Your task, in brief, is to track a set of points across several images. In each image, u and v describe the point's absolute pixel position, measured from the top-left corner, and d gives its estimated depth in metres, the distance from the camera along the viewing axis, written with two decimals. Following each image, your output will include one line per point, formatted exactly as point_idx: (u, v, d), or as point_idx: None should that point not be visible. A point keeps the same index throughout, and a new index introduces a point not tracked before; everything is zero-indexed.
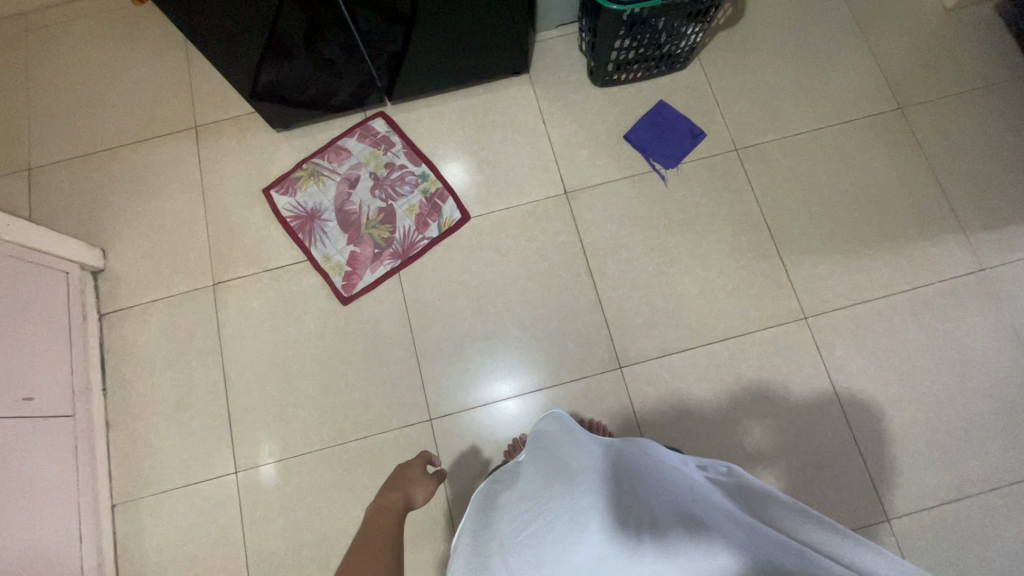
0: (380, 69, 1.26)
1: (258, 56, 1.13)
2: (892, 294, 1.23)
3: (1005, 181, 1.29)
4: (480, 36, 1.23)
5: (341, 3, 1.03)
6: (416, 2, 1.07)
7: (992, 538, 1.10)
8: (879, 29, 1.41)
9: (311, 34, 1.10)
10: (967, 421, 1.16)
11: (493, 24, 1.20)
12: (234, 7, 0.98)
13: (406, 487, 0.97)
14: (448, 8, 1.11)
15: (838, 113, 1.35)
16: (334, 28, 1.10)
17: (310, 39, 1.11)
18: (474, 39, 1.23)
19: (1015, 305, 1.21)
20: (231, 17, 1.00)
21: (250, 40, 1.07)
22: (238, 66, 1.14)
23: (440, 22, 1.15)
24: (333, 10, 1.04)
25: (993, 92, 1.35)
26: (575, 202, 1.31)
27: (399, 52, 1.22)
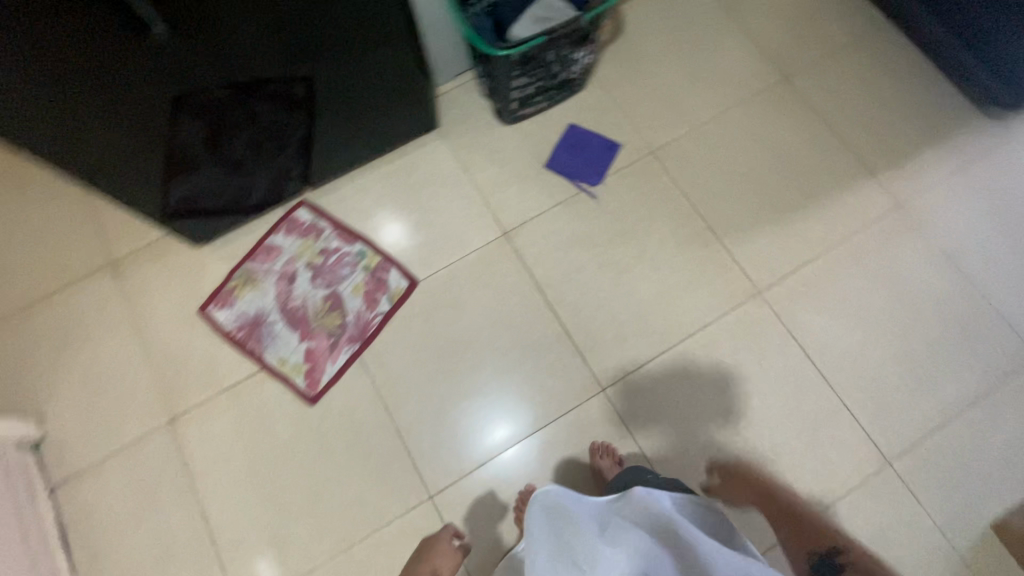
0: (291, 158, 1.24)
1: (162, 173, 1.10)
2: (831, 249, 1.29)
3: (894, 121, 1.39)
4: (381, 103, 1.24)
5: (235, 103, 1.02)
6: (310, 84, 1.07)
7: (982, 450, 1.15)
8: (746, 12, 1.51)
9: (212, 139, 1.08)
10: (930, 350, 1.22)
11: (390, 89, 1.21)
12: (123, 128, 0.96)
13: (432, 560, 1.04)
14: (344, 83, 1.12)
15: (734, 96, 1.42)
16: (234, 129, 1.08)
17: (212, 145, 1.09)
18: (376, 108, 1.24)
19: (936, 229, 1.30)
20: (123, 139, 0.98)
21: (149, 159, 1.05)
22: (144, 187, 1.11)
23: (339, 99, 1.16)
24: (228, 111, 1.03)
25: (859, 45, 1.46)
26: (515, 240, 1.32)
27: (306, 137, 1.21)
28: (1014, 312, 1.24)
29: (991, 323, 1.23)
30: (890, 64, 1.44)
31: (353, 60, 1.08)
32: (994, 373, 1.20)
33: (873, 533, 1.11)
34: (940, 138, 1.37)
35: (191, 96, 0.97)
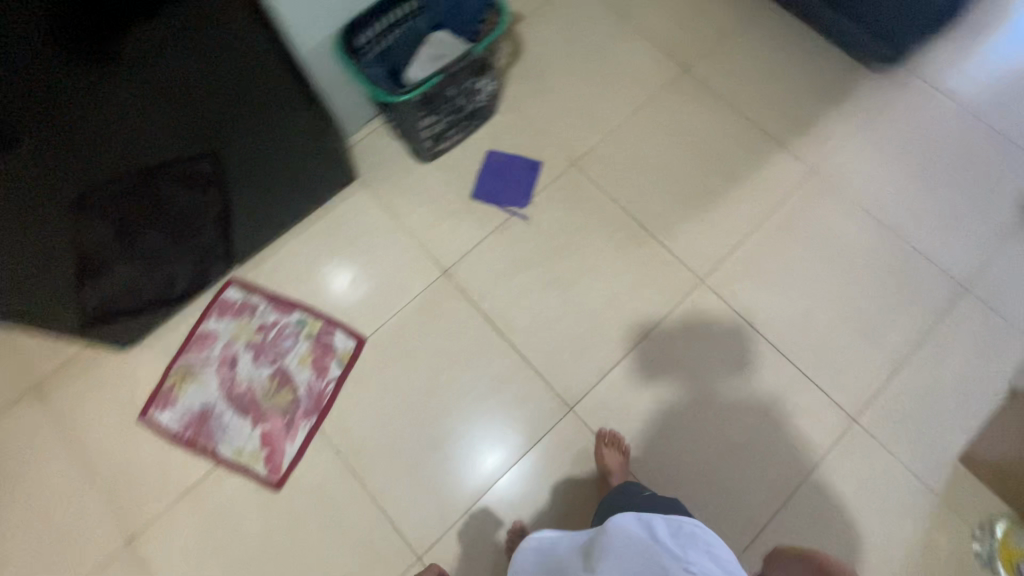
0: (211, 238, 1.20)
1: (75, 279, 1.03)
2: (760, 226, 1.33)
3: (794, 93, 1.44)
4: (292, 167, 1.20)
5: (144, 189, 0.97)
6: (218, 156, 1.03)
7: (936, 390, 1.19)
8: (637, 13, 1.55)
9: (125, 233, 1.02)
10: (869, 303, 1.26)
11: (299, 150, 1.18)
12: (27, 240, 0.89)
13: None
14: (247, 156, 1.08)
15: (641, 95, 1.45)
16: (147, 217, 1.03)
17: (126, 239, 1.03)
18: (287, 173, 1.21)
19: (851, 188, 1.35)
20: (27, 252, 0.92)
21: (58, 268, 0.98)
22: (53, 297, 1.04)
23: (248, 170, 1.12)
24: (139, 199, 0.98)
25: (747, 27, 1.51)
26: (456, 277, 1.30)
27: (223, 212, 1.16)
28: (937, 252, 1.30)
29: (918, 266, 1.29)
30: (779, 39, 1.49)
31: (254, 129, 1.04)
32: (931, 313, 1.25)
33: (853, 492, 1.14)
34: (838, 100, 1.43)
35: (98, 193, 0.91)
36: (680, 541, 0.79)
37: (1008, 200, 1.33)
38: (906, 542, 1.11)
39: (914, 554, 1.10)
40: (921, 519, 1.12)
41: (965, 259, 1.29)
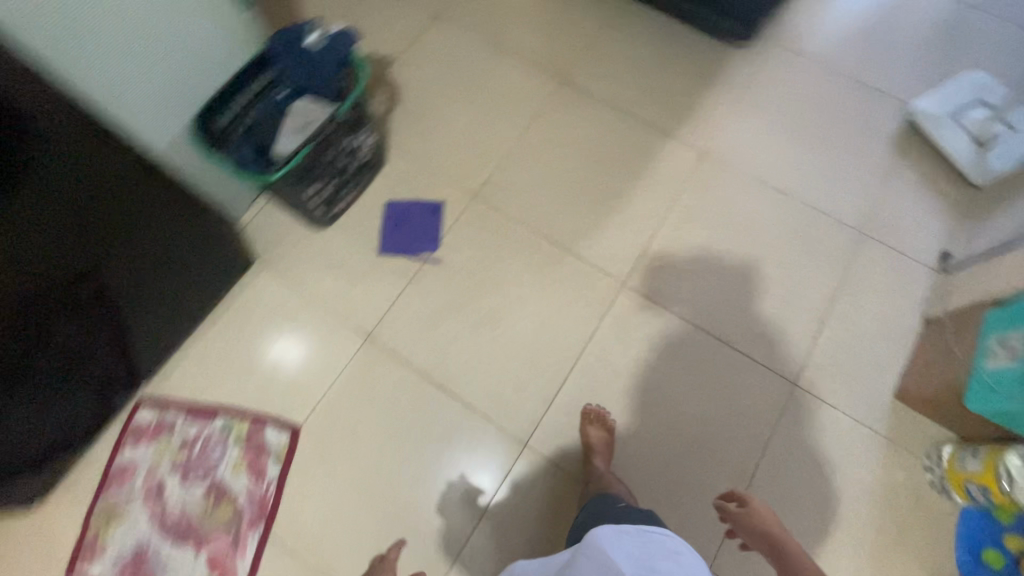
0: (109, 360, 1.10)
1: None
2: (666, 217, 1.35)
3: (669, 81, 1.48)
4: (178, 270, 1.13)
5: (17, 335, 0.87)
6: (93, 276, 0.95)
7: (860, 335, 1.25)
8: (504, 32, 1.54)
9: (8, 386, 0.91)
10: (783, 268, 1.30)
11: (184, 247, 1.11)
12: None
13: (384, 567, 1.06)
14: (123, 273, 1.01)
15: (526, 114, 1.45)
16: (29, 361, 0.93)
17: (11, 391, 0.92)
18: (174, 278, 1.13)
19: (743, 161, 1.39)
20: None
21: None
22: None
23: (132, 280, 1.04)
24: (14, 346, 0.88)
25: (612, 25, 1.54)
26: (381, 339, 1.25)
27: (116, 330, 1.07)
28: (831, 204, 1.35)
29: (817, 222, 1.34)
30: (644, 32, 1.52)
31: (124, 237, 0.97)
32: (839, 264, 1.30)
33: (808, 454, 1.17)
34: (712, 80, 1.47)
35: None
36: (645, 549, 0.76)
37: (882, 142, 1.41)
38: (866, 489, 1.15)
39: (875, 498, 1.14)
40: (874, 463, 1.16)
41: (857, 205, 1.35)
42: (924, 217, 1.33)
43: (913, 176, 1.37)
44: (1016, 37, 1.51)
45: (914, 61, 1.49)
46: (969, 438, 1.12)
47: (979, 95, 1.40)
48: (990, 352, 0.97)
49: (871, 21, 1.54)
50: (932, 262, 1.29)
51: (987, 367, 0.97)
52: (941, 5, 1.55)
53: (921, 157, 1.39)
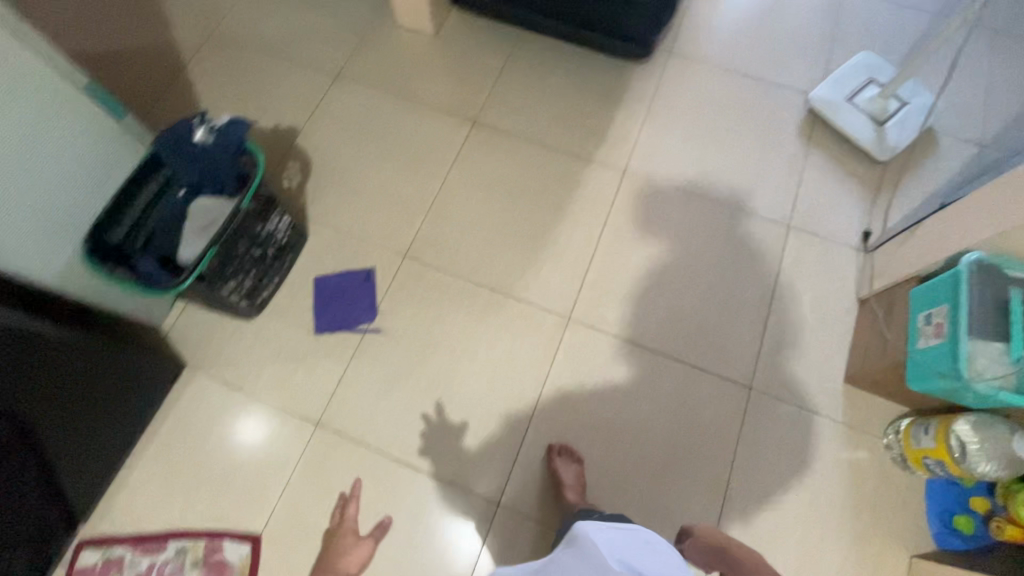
0: (41, 502, 0.99)
1: None
2: (599, 241, 1.35)
3: (579, 107, 1.49)
4: (100, 388, 1.05)
5: None
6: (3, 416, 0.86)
7: (804, 326, 1.27)
8: (408, 84, 1.53)
9: None
10: (719, 273, 1.32)
11: (102, 367, 1.03)
12: None
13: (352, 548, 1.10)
14: (39, 406, 0.92)
15: (443, 163, 1.44)
16: None
17: None
18: (97, 398, 1.04)
19: (663, 174, 1.41)
20: None
21: None
22: None
23: (50, 411, 0.95)
24: None
25: (514, 60, 1.54)
26: (332, 422, 1.20)
27: (42, 468, 0.97)
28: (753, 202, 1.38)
29: (744, 222, 1.37)
30: (546, 62, 1.53)
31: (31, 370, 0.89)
32: (771, 259, 1.33)
33: (776, 456, 1.17)
34: (619, 100, 1.49)
35: None
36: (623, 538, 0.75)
37: (789, 133, 1.46)
38: (837, 479, 1.16)
39: (846, 486, 1.15)
40: (840, 452, 1.17)
41: (778, 199, 1.39)
42: (841, 199, 1.38)
43: (823, 161, 1.42)
44: (890, 15, 1.60)
45: (803, 53, 1.55)
46: (921, 411, 1.14)
47: (868, 75, 1.46)
48: (920, 332, 1.01)
49: (757, 19, 1.60)
50: (856, 242, 1.33)
51: (918, 347, 1.01)
52: None
53: (827, 142, 1.44)
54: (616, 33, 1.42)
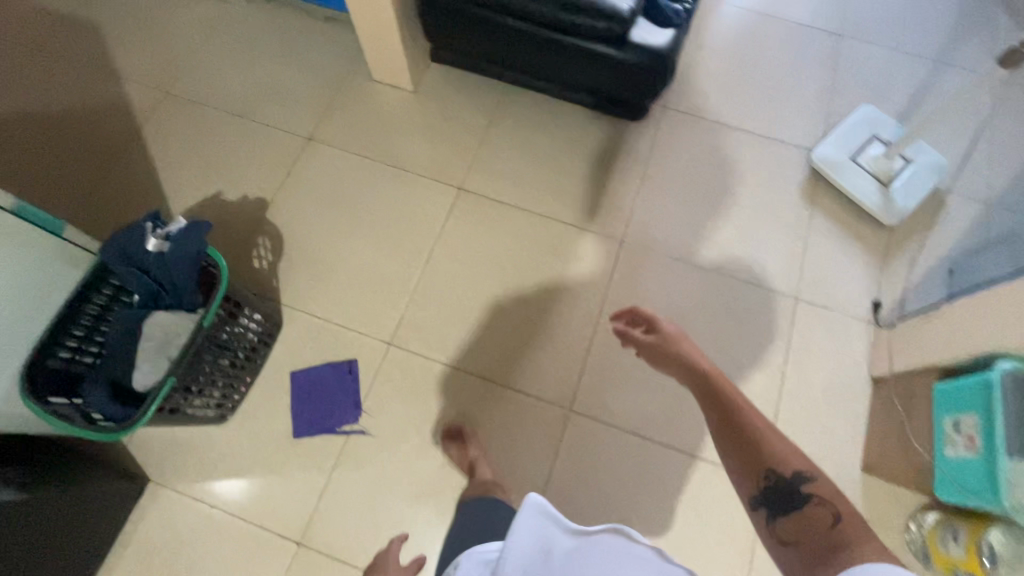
0: None
1: None
2: (599, 322, 1.26)
3: (570, 170, 1.40)
4: (53, 529, 0.92)
5: None
6: None
7: (816, 409, 1.20)
8: (386, 146, 1.42)
9: None
10: (726, 353, 1.25)
11: (51, 510, 0.90)
12: None
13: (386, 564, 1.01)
14: None
15: (428, 235, 1.33)
16: None
17: None
18: (48, 540, 0.92)
19: (661, 244, 1.33)
20: None
21: None
22: None
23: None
24: None
25: (500, 118, 1.44)
26: (314, 539, 1.09)
27: None
28: (757, 272, 1.32)
29: (748, 294, 1.29)
30: (534, 120, 1.44)
31: None
32: (779, 336, 1.26)
33: None
34: (613, 161, 1.41)
35: None
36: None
37: (791, 195, 1.39)
38: None
39: None
40: None
41: (783, 268, 1.32)
42: (847, 268, 1.32)
43: (826, 226, 1.36)
44: (890, 66, 1.54)
45: (802, 107, 1.49)
46: (943, 504, 1.08)
47: (870, 132, 1.41)
48: (949, 439, 0.97)
49: (753, 71, 1.53)
50: (866, 315, 1.27)
51: (948, 455, 0.97)
52: (814, 45, 1.57)
53: (830, 204, 1.38)
54: (608, 95, 1.33)
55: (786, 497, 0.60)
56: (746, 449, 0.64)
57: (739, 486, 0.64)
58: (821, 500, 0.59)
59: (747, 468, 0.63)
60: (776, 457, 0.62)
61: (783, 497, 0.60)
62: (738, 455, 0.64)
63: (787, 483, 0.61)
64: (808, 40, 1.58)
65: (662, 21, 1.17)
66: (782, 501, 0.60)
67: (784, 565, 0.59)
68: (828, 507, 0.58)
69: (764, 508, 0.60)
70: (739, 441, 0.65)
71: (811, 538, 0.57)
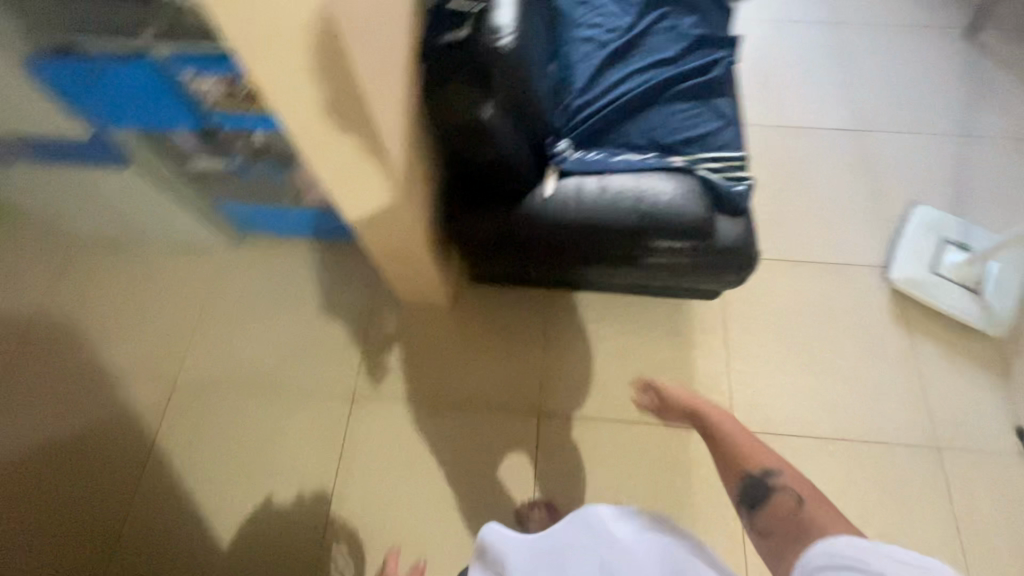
0: None
1: None
2: (743, 536, 1.13)
3: (649, 358, 1.27)
4: None
5: None
6: None
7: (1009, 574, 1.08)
8: (442, 384, 1.26)
9: None
10: (890, 539, 1.12)
11: None
12: None
13: None
14: None
15: (524, 484, 1.17)
16: None
17: None
18: None
19: (773, 422, 1.21)
20: None
21: None
22: None
23: None
24: None
25: (556, 318, 1.31)
26: None
27: None
28: (885, 428, 1.20)
29: (886, 456, 1.18)
30: (591, 311, 1.32)
31: None
32: (937, 495, 1.15)
33: None
34: (689, 335, 1.29)
35: None
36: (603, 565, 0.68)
37: (885, 327, 1.29)
38: None
39: None
40: None
41: (907, 412, 1.22)
42: (972, 393, 1.23)
43: (931, 350, 1.27)
44: (923, 154, 1.49)
45: (855, 222, 1.42)
46: None
47: (937, 237, 1.35)
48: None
49: (794, 195, 1.45)
50: (1015, 447, 1.18)
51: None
52: (842, 150, 1.51)
53: (926, 325, 1.29)
54: (677, 288, 1.20)
55: (760, 493, 0.71)
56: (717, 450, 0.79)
57: (727, 482, 0.76)
58: (786, 487, 0.69)
59: (729, 472, 0.76)
60: (751, 461, 0.75)
61: (760, 496, 0.71)
62: (724, 465, 0.77)
63: (760, 480, 0.72)
64: (834, 145, 1.51)
65: (734, 211, 1.06)
66: (752, 496, 0.72)
67: (762, 545, 0.70)
68: (792, 492, 0.69)
69: (744, 507, 0.72)
70: (723, 456, 0.78)
71: (780, 524, 0.67)
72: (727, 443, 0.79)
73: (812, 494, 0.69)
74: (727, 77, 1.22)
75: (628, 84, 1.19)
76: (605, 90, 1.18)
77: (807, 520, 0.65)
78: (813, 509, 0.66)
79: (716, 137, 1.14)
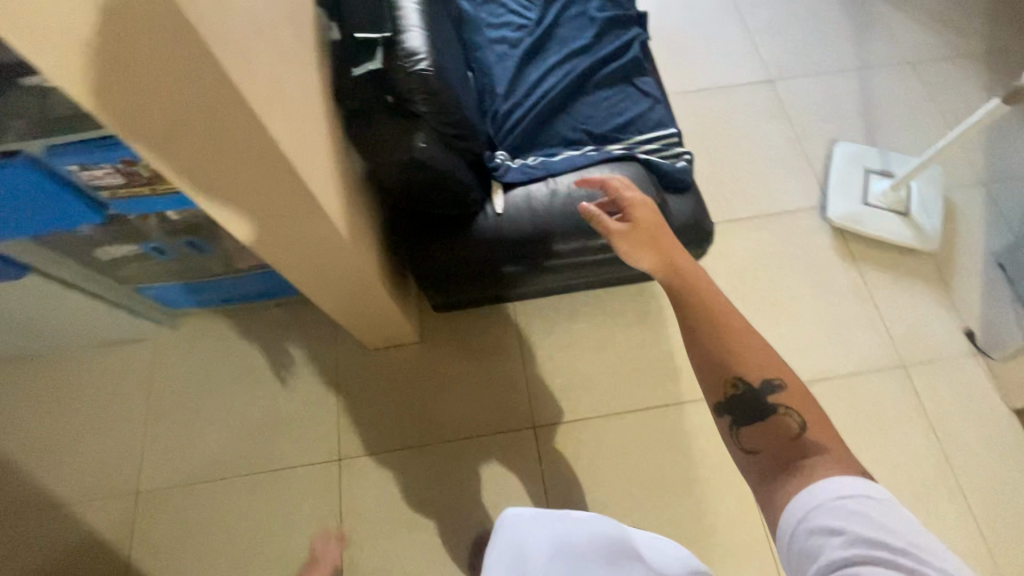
0: None
1: None
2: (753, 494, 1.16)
3: (626, 345, 1.29)
4: None
5: None
6: None
7: (987, 465, 1.18)
8: (430, 420, 1.22)
9: None
10: (882, 460, 1.19)
11: None
12: None
13: None
14: None
15: (536, 500, 1.16)
16: None
17: None
18: None
19: None
20: None
21: None
22: None
23: None
24: None
25: (529, 327, 1.30)
26: None
27: None
28: (855, 358, 1.27)
29: (862, 385, 1.25)
30: (562, 313, 1.32)
31: None
32: (912, 409, 1.22)
33: None
34: (659, 314, 1.32)
35: None
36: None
37: (834, 263, 1.36)
38: None
39: None
40: None
41: (870, 339, 1.29)
42: (922, 307, 1.31)
43: (879, 275, 1.35)
44: (831, 92, 1.57)
45: (786, 170, 1.47)
46: None
47: (861, 168, 1.42)
48: None
49: (726, 154, 1.49)
50: (969, 349, 1.27)
51: None
52: (759, 101, 1.56)
53: (869, 254, 1.37)
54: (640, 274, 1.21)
55: (754, 406, 0.57)
56: (710, 351, 0.58)
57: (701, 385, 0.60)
58: (788, 410, 0.56)
59: (714, 378, 0.59)
60: (746, 365, 0.57)
61: (755, 406, 0.57)
62: (708, 369, 0.58)
63: (757, 394, 0.57)
64: (752, 98, 1.56)
65: (680, 187, 1.07)
66: (743, 407, 0.58)
67: (747, 469, 0.58)
68: (793, 414, 0.56)
69: (729, 415, 0.59)
70: (703, 353, 0.59)
71: (773, 444, 0.56)
72: (700, 319, 0.59)
73: (813, 408, 0.57)
74: (643, 55, 1.22)
75: (550, 80, 1.16)
76: (529, 90, 1.15)
77: (811, 447, 0.54)
78: (820, 436, 0.54)
79: (648, 117, 1.14)
